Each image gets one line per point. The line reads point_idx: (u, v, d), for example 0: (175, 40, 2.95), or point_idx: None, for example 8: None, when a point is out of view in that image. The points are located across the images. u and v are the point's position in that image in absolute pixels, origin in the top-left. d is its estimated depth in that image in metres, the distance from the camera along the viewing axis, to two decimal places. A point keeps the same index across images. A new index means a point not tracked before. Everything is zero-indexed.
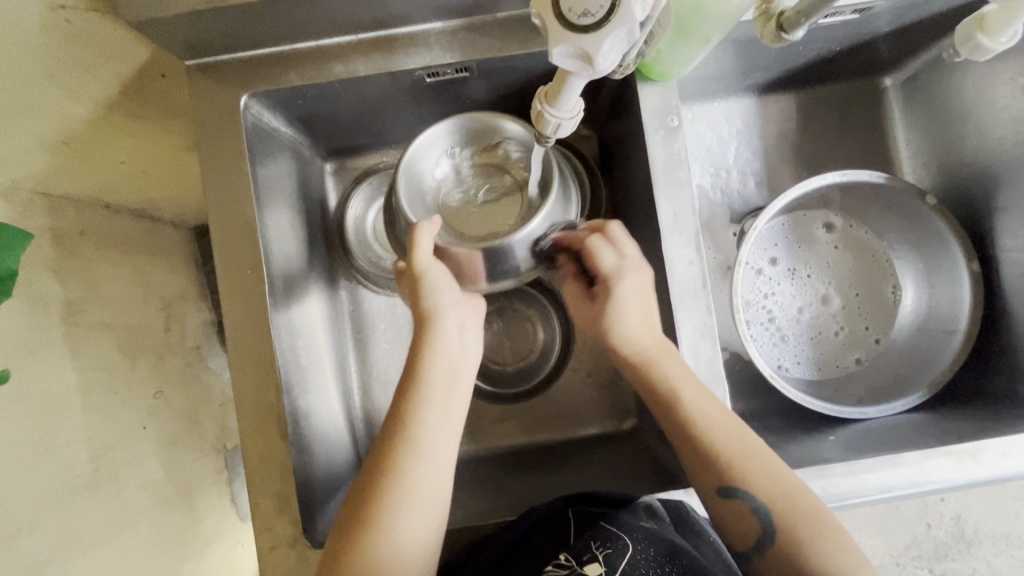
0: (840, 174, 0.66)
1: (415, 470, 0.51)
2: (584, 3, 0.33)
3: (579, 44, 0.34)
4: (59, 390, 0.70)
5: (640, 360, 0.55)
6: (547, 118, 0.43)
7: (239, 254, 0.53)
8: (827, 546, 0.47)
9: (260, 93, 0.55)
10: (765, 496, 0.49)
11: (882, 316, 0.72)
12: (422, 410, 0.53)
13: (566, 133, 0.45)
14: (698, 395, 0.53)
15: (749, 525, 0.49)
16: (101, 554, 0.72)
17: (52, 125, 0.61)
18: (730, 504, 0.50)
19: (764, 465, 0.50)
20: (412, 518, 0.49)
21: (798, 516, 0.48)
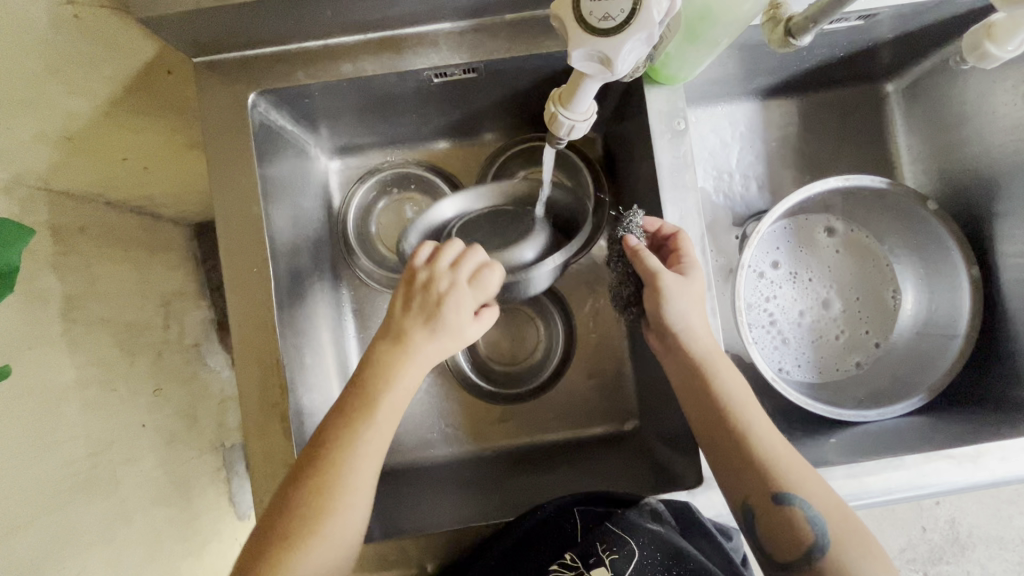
0: (843, 179, 0.66)
1: (359, 476, 0.48)
2: (605, 7, 0.34)
3: (600, 47, 0.34)
4: (57, 386, 0.69)
5: (702, 364, 0.53)
6: (560, 120, 0.43)
7: (245, 252, 0.53)
8: (869, 562, 0.46)
9: (267, 91, 0.55)
10: (820, 506, 0.47)
11: (882, 320, 0.73)
12: (382, 415, 0.50)
13: (578, 136, 0.46)
14: (747, 406, 0.52)
15: (803, 536, 0.47)
16: (99, 551, 0.72)
17: (54, 121, 0.60)
18: (787, 511, 0.48)
19: (816, 478, 0.49)
20: (346, 524, 0.47)
21: (848, 530, 0.47)
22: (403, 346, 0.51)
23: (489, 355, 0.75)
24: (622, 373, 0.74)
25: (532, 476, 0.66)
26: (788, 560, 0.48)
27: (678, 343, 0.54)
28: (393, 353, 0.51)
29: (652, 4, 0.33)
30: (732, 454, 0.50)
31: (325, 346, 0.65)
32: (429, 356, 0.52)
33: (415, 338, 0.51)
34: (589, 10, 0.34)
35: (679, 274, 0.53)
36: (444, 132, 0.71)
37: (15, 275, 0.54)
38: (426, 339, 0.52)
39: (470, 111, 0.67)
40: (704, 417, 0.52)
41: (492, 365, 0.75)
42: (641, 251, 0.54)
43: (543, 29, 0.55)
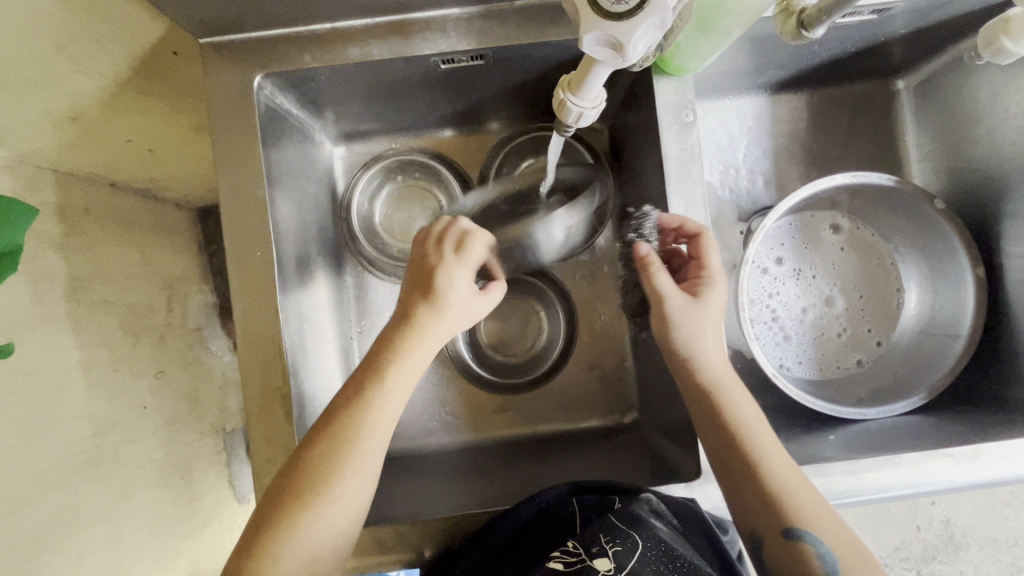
0: (850, 176, 0.66)
1: (373, 436, 0.49)
2: None
3: (611, 31, 0.34)
4: (61, 365, 0.70)
5: (709, 391, 0.53)
6: (569, 107, 0.43)
7: (249, 235, 0.53)
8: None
9: (273, 73, 0.54)
10: (831, 542, 0.47)
11: (885, 318, 0.73)
12: (395, 377, 0.51)
13: (586, 124, 0.45)
14: (760, 437, 0.51)
15: (811, 571, 0.46)
16: (99, 530, 0.73)
17: (59, 100, 0.60)
18: (796, 545, 0.47)
19: (827, 511, 0.49)
20: (357, 483, 0.48)
21: (860, 568, 0.46)
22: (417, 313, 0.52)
23: (490, 345, 0.75)
24: (623, 366, 0.74)
25: (531, 465, 0.67)
26: None
27: (686, 369, 0.54)
28: (412, 320, 0.52)
29: None
30: (745, 481, 0.50)
31: (326, 331, 0.65)
32: (439, 327, 0.53)
33: (431, 307, 0.52)
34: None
35: (691, 297, 0.54)
36: (450, 119, 0.71)
37: (18, 254, 0.54)
38: (443, 303, 0.52)
39: (477, 98, 0.66)
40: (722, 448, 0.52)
41: (493, 354, 0.75)
42: (654, 268, 0.56)
43: (552, 16, 0.54)
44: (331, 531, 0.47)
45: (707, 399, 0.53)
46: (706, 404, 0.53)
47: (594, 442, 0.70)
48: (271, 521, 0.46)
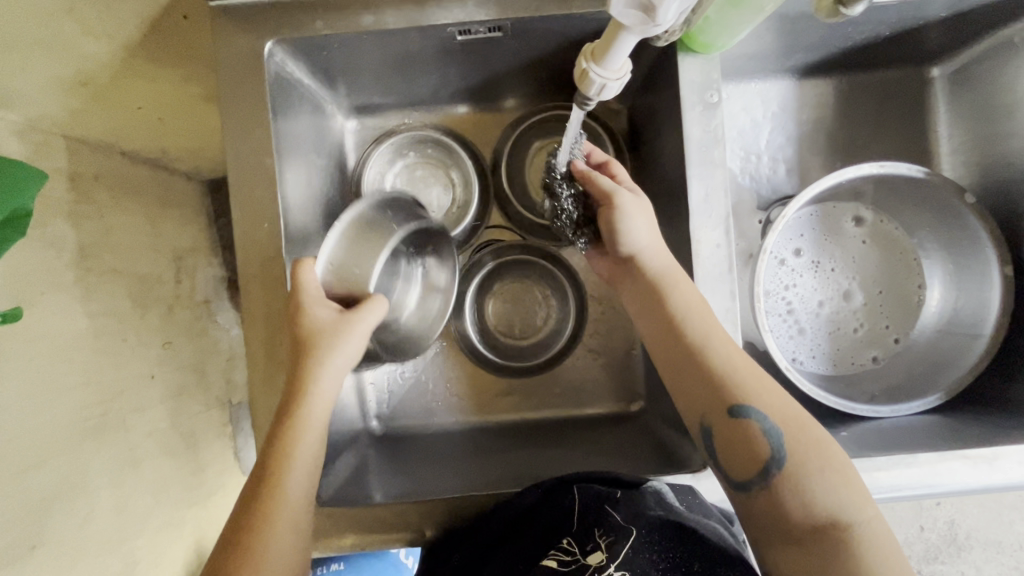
0: (877, 166, 0.63)
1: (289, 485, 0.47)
2: None
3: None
4: (70, 332, 0.70)
5: (657, 282, 0.53)
6: (592, 77, 0.41)
7: (256, 206, 0.52)
8: (831, 477, 0.44)
9: (285, 40, 0.52)
10: (778, 421, 0.46)
11: (905, 315, 0.71)
12: (307, 428, 0.48)
13: (608, 97, 0.43)
14: (706, 320, 0.51)
15: (758, 451, 0.46)
16: (105, 496, 0.74)
17: (70, 65, 0.60)
18: (744, 426, 0.47)
19: (774, 390, 0.48)
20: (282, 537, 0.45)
21: (805, 442, 0.46)
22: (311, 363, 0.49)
23: (498, 326, 0.73)
24: (632, 354, 0.73)
25: (535, 450, 0.66)
26: (745, 481, 0.46)
27: (635, 266, 0.55)
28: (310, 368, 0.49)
29: None
30: (692, 373, 0.50)
31: None
32: (337, 367, 0.50)
33: (324, 350, 0.49)
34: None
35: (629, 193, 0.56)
36: (464, 95, 0.69)
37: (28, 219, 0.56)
38: (336, 344, 0.50)
39: (493, 72, 0.64)
40: (673, 341, 0.51)
41: (503, 339, 0.73)
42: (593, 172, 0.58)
43: None
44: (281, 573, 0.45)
45: (655, 290, 0.53)
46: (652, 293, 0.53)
47: (601, 429, 0.69)
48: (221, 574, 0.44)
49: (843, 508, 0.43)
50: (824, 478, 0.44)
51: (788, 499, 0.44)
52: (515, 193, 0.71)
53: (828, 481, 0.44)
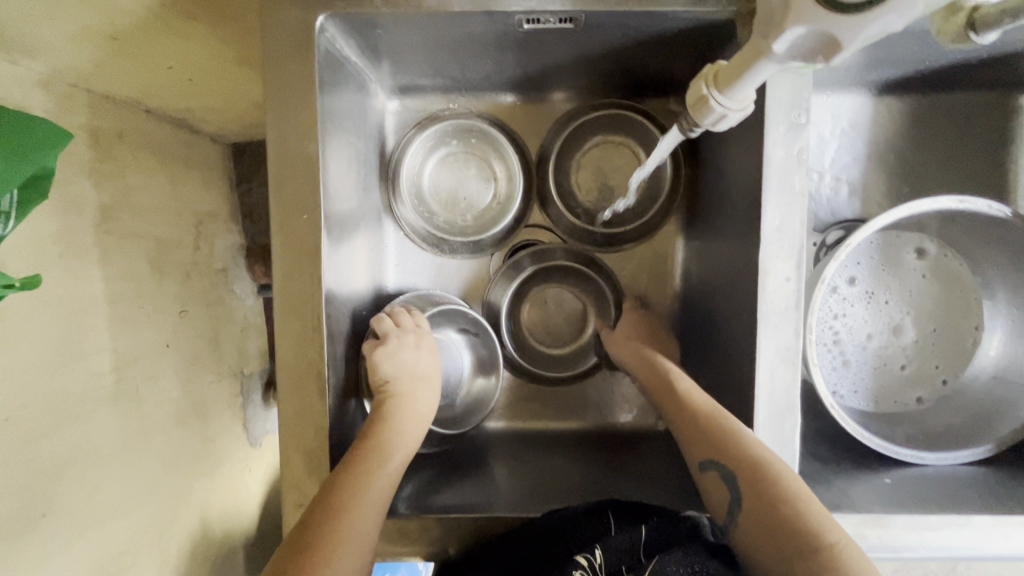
0: (957, 200, 0.58)
1: (379, 481, 0.48)
2: None
3: (833, 23, 0.32)
4: (84, 297, 0.68)
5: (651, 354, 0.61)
6: (712, 103, 0.42)
7: (295, 194, 0.48)
8: (795, 504, 0.45)
9: (337, 15, 0.47)
10: (731, 465, 0.48)
11: (956, 356, 0.67)
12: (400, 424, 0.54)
13: (724, 126, 0.44)
14: (684, 383, 0.57)
15: (720, 496, 0.49)
16: (113, 466, 0.73)
17: (97, 18, 0.56)
18: (708, 476, 0.50)
19: (732, 433, 0.50)
20: (365, 526, 0.45)
21: (773, 487, 0.46)
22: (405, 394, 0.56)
23: (531, 333, 0.71)
24: None
25: (565, 460, 0.64)
26: (721, 522, 0.49)
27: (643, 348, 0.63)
28: (401, 398, 0.56)
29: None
30: (677, 421, 0.55)
31: (362, 300, 0.61)
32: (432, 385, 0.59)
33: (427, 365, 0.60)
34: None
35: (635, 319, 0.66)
36: (517, 83, 0.64)
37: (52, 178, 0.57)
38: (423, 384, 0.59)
39: (552, 63, 0.59)
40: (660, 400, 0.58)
41: (536, 346, 0.71)
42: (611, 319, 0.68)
43: None
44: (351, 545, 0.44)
45: (649, 368, 0.61)
46: (647, 366, 0.61)
47: (630, 446, 0.67)
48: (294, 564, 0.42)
49: (809, 536, 0.43)
50: (782, 512, 0.45)
51: (754, 527, 0.46)
52: (559, 194, 0.68)
53: (780, 516, 0.45)
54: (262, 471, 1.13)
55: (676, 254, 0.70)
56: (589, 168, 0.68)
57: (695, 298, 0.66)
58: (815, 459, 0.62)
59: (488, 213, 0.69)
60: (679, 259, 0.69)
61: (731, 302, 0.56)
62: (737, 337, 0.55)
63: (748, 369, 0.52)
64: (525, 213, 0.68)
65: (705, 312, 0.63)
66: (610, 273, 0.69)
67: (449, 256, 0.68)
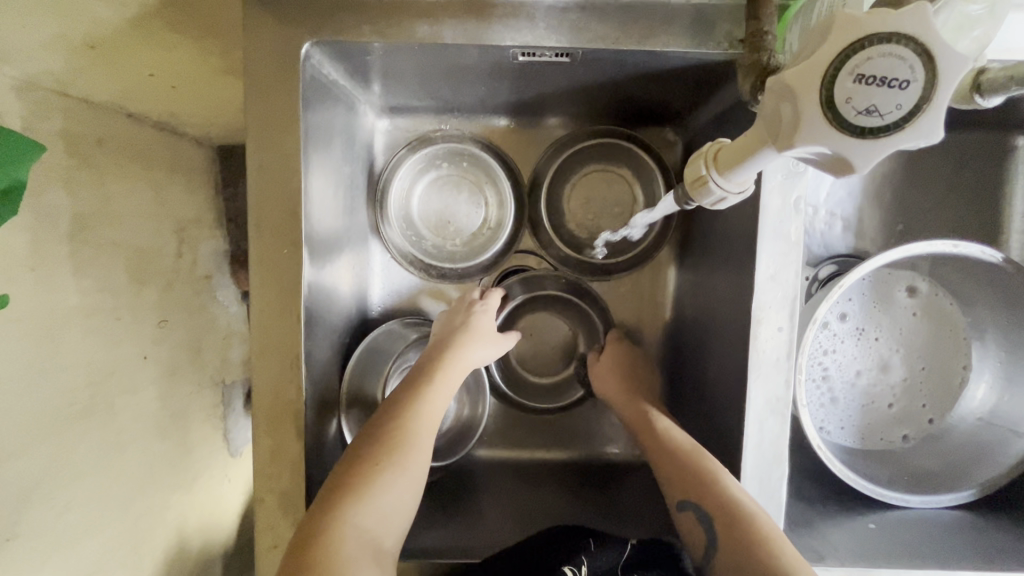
0: (952, 245, 0.57)
1: (418, 444, 0.50)
2: (872, 99, 0.28)
3: (847, 147, 0.29)
4: (57, 311, 0.66)
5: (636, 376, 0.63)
6: (711, 186, 0.39)
7: (276, 227, 0.46)
8: (769, 545, 0.44)
9: (324, 41, 0.45)
10: (707, 507, 0.47)
11: (944, 395, 0.67)
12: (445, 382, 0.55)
13: (724, 206, 0.42)
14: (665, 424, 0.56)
15: (698, 537, 0.48)
16: (86, 485, 0.71)
17: (74, 26, 0.53)
18: (685, 516, 0.49)
19: (708, 472, 0.49)
20: (401, 488, 0.47)
21: (748, 529, 0.45)
22: (455, 350, 0.57)
23: (519, 361, 0.70)
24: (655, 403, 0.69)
25: (551, 494, 0.64)
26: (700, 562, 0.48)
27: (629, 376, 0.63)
28: (444, 364, 0.56)
29: (934, 111, 0.28)
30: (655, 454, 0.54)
31: (345, 327, 0.60)
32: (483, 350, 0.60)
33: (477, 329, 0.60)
34: (845, 96, 0.29)
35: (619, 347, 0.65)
36: (512, 107, 0.62)
37: (22, 193, 0.53)
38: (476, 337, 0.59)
39: (548, 90, 0.58)
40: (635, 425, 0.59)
41: (523, 374, 0.70)
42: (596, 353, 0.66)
43: (664, 18, 0.44)
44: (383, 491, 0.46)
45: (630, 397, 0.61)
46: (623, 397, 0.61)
47: (618, 478, 0.66)
48: (326, 502, 0.44)
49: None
50: (756, 553, 0.43)
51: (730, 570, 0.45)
52: (551, 220, 0.66)
53: (754, 557, 0.43)
54: (242, 481, 1.10)
55: (668, 285, 0.69)
56: (581, 196, 0.67)
57: (685, 332, 0.65)
58: (801, 499, 0.62)
59: (477, 238, 0.67)
60: (670, 290, 0.68)
61: (721, 342, 0.56)
62: (726, 379, 0.54)
63: (737, 414, 0.52)
64: (515, 239, 0.67)
65: (694, 348, 0.62)
66: (601, 303, 0.67)
67: (437, 280, 0.66)
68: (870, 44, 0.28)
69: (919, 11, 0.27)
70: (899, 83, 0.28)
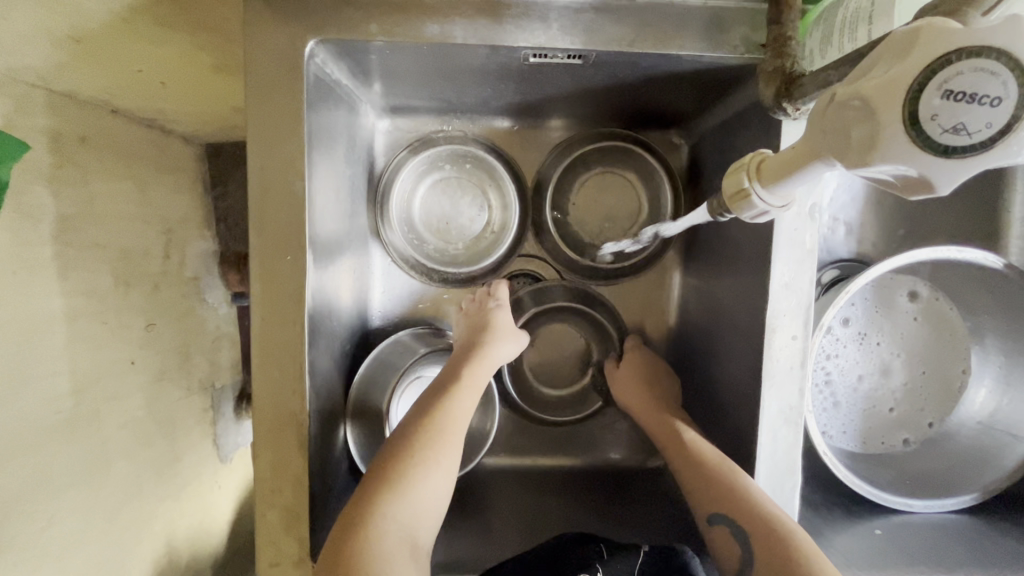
0: (957, 251, 0.57)
1: (448, 440, 0.49)
2: (961, 117, 0.27)
3: (930, 168, 0.28)
4: (41, 315, 0.63)
5: (657, 375, 0.63)
6: (754, 199, 0.39)
7: (279, 232, 0.44)
8: (807, 562, 0.43)
9: (329, 40, 0.44)
10: (742, 522, 0.47)
11: (944, 399, 0.67)
12: (472, 379, 0.54)
13: (764, 218, 0.41)
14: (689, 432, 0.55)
15: (730, 551, 0.47)
16: (70, 495, 0.68)
17: (59, 20, 0.51)
18: (716, 530, 0.48)
19: (739, 486, 0.48)
20: (435, 483, 0.46)
21: (784, 546, 0.44)
22: (480, 348, 0.56)
23: (531, 373, 0.68)
24: None
25: (561, 501, 0.63)
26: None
27: (650, 375, 0.63)
28: (471, 360, 0.55)
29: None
30: (681, 465, 0.53)
31: (346, 334, 0.58)
32: (506, 351, 0.58)
33: (500, 330, 0.58)
34: (931, 114, 0.27)
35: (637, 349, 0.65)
36: (517, 109, 0.61)
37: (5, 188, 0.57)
38: (498, 335, 0.58)
39: (556, 92, 0.57)
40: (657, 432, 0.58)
41: (538, 383, 0.68)
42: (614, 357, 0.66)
43: (679, 21, 0.44)
44: (417, 490, 0.45)
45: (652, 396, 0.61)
46: (647, 403, 0.60)
47: (625, 485, 0.65)
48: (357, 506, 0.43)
49: None
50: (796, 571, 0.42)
51: None
52: (556, 224, 0.65)
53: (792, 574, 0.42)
54: (231, 487, 1.07)
55: (673, 289, 0.68)
56: (586, 199, 0.66)
57: (690, 336, 0.64)
58: (806, 505, 0.62)
59: (480, 241, 0.66)
60: (676, 295, 0.68)
61: (729, 349, 0.55)
62: (736, 386, 0.53)
63: (748, 423, 0.51)
64: (519, 242, 0.66)
65: (700, 354, 0.62)
66: (612, 308, 0.67)
67: (439, 284, 0.65)
68: (960, 57, 0.26)
69: (1014, 22, 0.25)
70: (991, 100, 0.26)
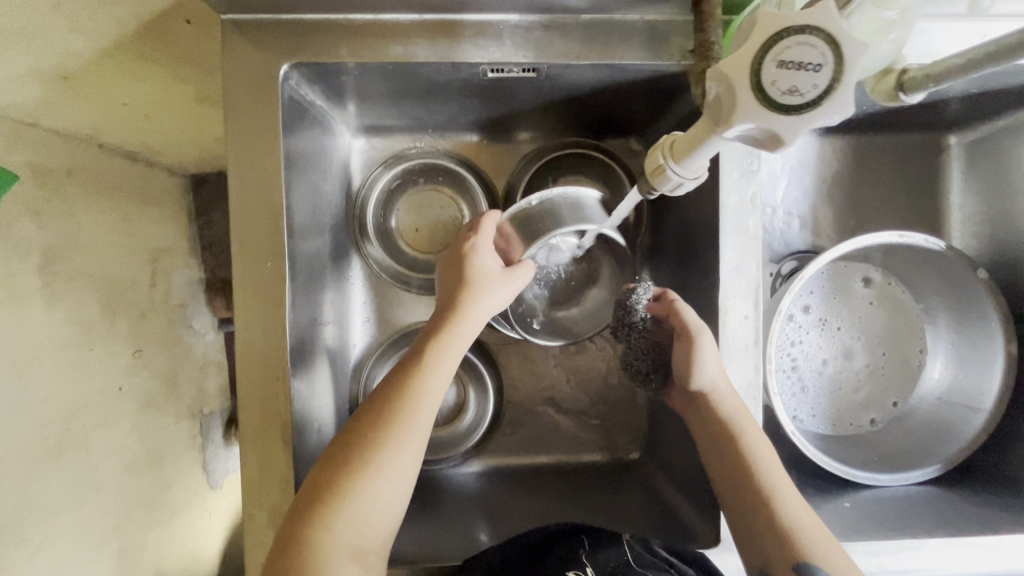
0: (897, 235, 0.61)
1: (404, 445, 0.46)
2: (793, 80, 0.31)
3: (779, 125, 0.32)
4: (28, 344, 0.65)
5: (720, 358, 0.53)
6: (669, 174, 0.41)
7: (257, 242, 0.47)
8: None
9: (302, 64, 0.47)
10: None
11: (904, 378, 0.71)
12: (441, 360, 0.49)
13: (682, 191, 0.43)
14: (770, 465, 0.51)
15: None
16: (55, 524, 0.69)
17: (49, 58, 0.54)
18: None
19: (821, 539, 0.47)
20: (387, 490, 0.45)
21: None
22: (455, 316, 0.51)
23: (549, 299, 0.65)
24: (632, 403, 0.71)
25: (546, 497, 0.65)
26: None
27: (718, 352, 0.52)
28: (442, 335, 0.50)
29: (849, 88, 0.31)
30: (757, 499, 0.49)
31: (328, 342, 0.60)
32: (487, 307, 0.52)
33: (481, 286, 0.52)
34: (771, 80, 0.31)
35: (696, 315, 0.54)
36: (483, 124, 0.65)
37: None
38: (473, 299, 0.51)
39: (517, 106, 0.61)
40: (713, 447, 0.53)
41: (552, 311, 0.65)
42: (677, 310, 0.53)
43: (621, 34, 0.48)
44: (369, 499, 0.44)
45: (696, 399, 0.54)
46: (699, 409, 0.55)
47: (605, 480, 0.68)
48: (309, 510, 0.43)
49: None
50: None
51: None
52: None
53: None
54: (222, 516, 1.07)
55: None
56: None
57: None
58: None
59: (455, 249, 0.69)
60: None
61: None
62: None
63: None
64: None
65: None
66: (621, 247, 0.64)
67: (418, 292, 0.68)
68: (788, 33, 0.31)
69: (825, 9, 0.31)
70: (814, 66, 0.31)
